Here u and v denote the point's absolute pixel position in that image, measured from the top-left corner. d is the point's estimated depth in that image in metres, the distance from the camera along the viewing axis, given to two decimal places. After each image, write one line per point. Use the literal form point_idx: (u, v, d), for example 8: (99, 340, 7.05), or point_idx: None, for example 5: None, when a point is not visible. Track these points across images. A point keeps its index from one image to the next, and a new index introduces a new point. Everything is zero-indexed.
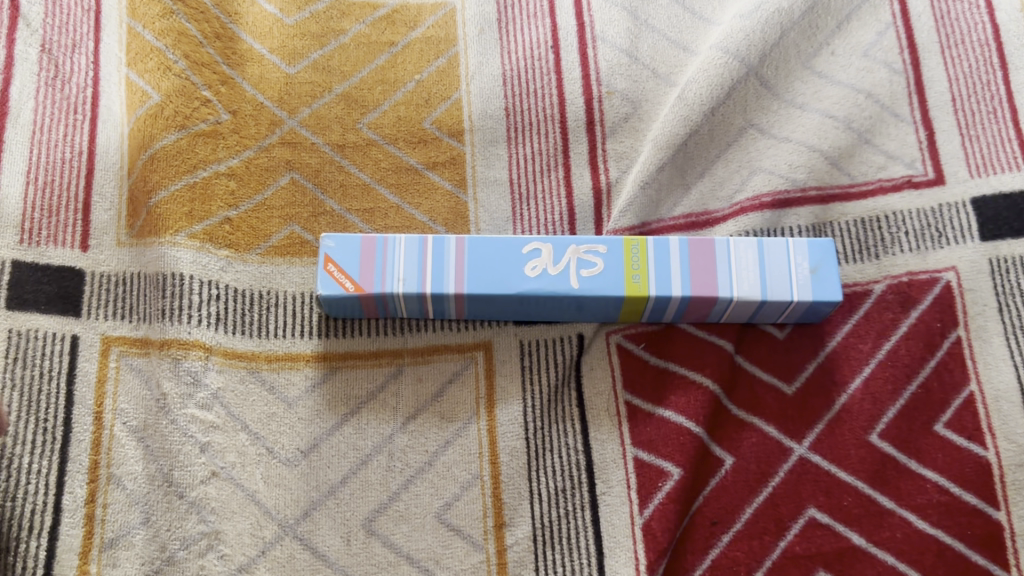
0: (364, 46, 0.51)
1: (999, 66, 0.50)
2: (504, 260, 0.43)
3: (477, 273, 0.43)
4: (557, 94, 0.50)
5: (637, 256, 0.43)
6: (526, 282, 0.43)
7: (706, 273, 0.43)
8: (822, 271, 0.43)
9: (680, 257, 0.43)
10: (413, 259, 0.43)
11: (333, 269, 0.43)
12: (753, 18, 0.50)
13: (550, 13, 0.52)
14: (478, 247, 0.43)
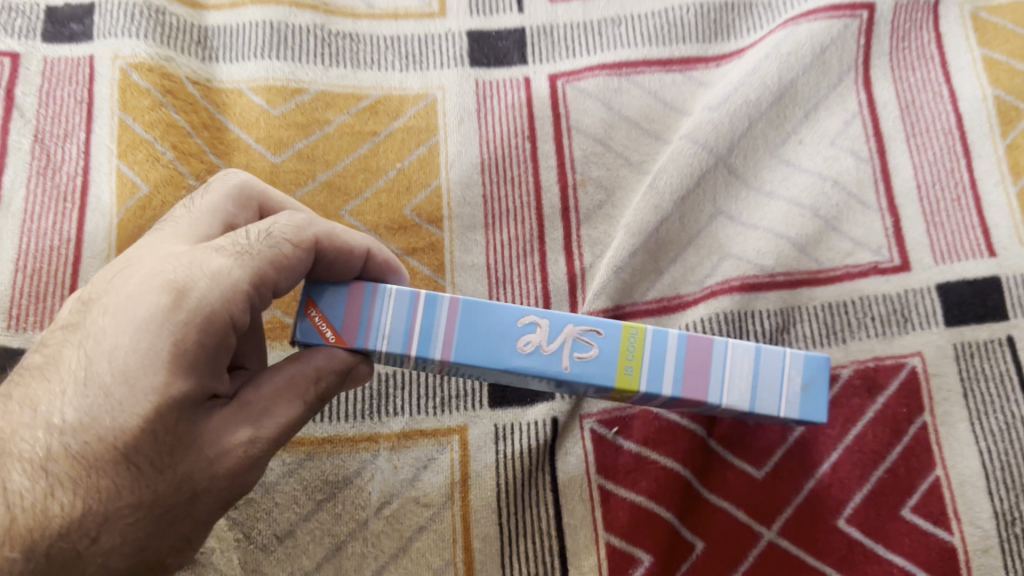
0: (348, 136, 0.53)
1: (963, 154, 0.52)
2: (498, 332, 0.36)
3: (459, 344, 0.36)
4: (533, 182, 0.52)
5: (633, 345, 0.36)
6: (515, 360, 0.35)
7: (694, 375, 0.35)
8: (814, 389, 0.36)
9: (671, 357, 0.36)
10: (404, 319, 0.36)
11: (314, 316, 0.37)
12: (720, 110, 0.52)
13: (527, 104, 0.55)
14: (466, 313, 0.36)
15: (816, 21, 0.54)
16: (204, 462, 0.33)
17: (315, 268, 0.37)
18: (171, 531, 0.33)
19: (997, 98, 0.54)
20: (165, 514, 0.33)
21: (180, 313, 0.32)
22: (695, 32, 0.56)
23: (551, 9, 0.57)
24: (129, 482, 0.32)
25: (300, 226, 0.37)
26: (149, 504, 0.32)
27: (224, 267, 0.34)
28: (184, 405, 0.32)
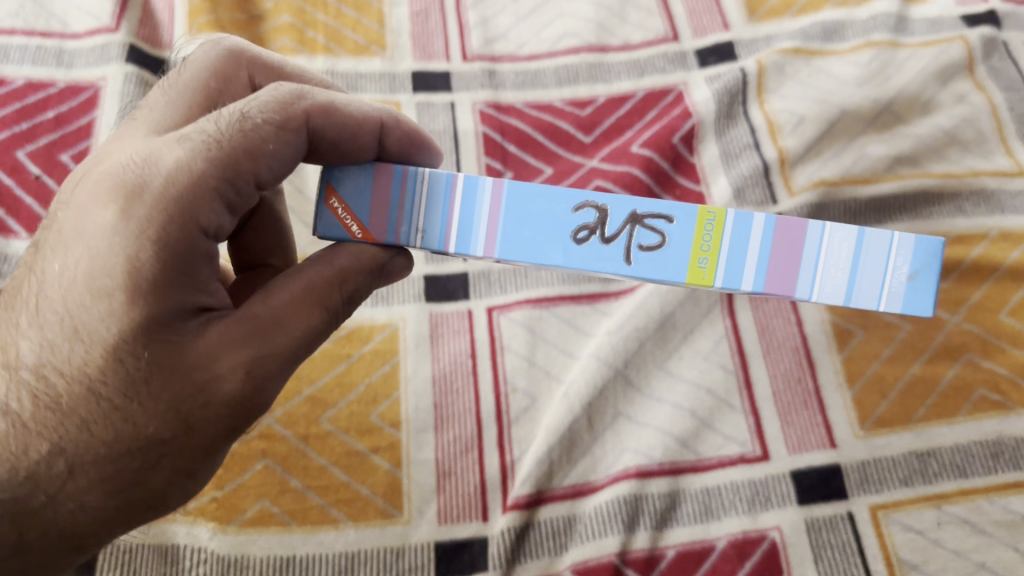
0: (327, 358, 0.67)
1: (808, 366, 0.68)
2: (553, 220, 0.45)
3: (531, 236, 0.45)
4: (474, 392, 0.66)
5: (710, 236, 0.44)
6: (571, 250, 0.44)
7: (790, 262, 0.43)
8: (921, 278, 0.42)
9: (759, 246, 0.44)
10: (433, 208, 0.46)
11: (336, 205, 0.47)
12: (618, 333, 0.68)
13: (469, 329, 0.70)
14: (529, 201, 0.45)
15: None
16: (198, 385, 0.42)
17: (322, 139, 0.47)
18: (166, 462, 0.43)
19: (833, 322, 0.69)
20: (152, 448, 0.43)
21: (139, 229, 0.42)
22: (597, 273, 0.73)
23: None
24: (104, 413, 0.43)
25: (283, 103, 0.46)
26: (128, 439, 0.43)
27: (202, 150, 0.43)
28: (154, 329, 0.42)
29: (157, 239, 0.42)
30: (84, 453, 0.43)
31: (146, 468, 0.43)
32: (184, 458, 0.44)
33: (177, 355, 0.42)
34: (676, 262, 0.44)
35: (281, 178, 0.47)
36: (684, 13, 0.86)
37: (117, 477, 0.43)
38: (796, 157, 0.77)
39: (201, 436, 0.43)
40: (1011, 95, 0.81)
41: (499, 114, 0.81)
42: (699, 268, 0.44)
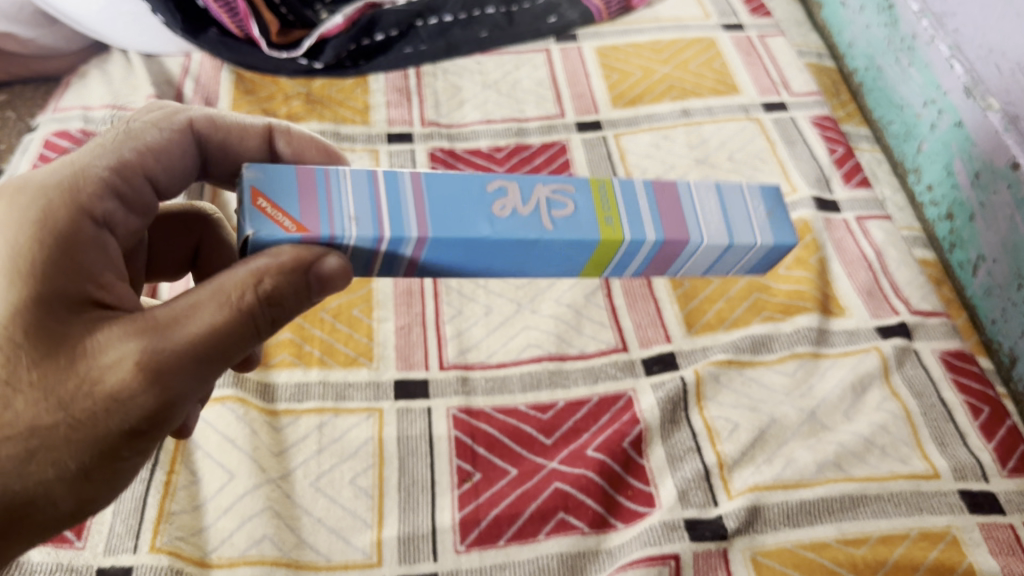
0: None
1: None
2: (477, 200, 0.59)
3: (462, 210, 0.58)
4: None
5: (606, 204, 0.62)
6: (501, 218, 0.59)
7: (676, 216, 0.63)
8: (775, 213, 0.66)
9: (648, 210, 0.63)
10: (359, 203, 0.57)
11: (264, 204, 0.56)
12: None
13: None
14: (451, 188, 0.60)
15: (636, 567, 0.78)
16: (81, 376, 0.52)
17: (210, 139, 0.68)
18: (48, 453, 0.52)
19: None
20: (33, 438, 0.52)
21: (25, 217, 0.55)
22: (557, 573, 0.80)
23: (457, 557, 0.81)
24: None
25: (169, 115, 0.66)
26: (12, 426, 0.52)
27: (93, 149, 0.61)
28: (38, 315, 0.53)
29: (47, 231, 0.55)
30: None
31: (27, 457, 0.52)
32: (61, 452, 0.53)
33: (61, 354, 0.52)
34: (587, 222, 0.61)
35: (170, 173, 0.65)
36: (631, 326, 0.99)
37: None
38: (733, 461, 0.87)
39: (75, 434, 0.53)
40: (924, 400, 0.91)
41: (470, 418, 0.91)
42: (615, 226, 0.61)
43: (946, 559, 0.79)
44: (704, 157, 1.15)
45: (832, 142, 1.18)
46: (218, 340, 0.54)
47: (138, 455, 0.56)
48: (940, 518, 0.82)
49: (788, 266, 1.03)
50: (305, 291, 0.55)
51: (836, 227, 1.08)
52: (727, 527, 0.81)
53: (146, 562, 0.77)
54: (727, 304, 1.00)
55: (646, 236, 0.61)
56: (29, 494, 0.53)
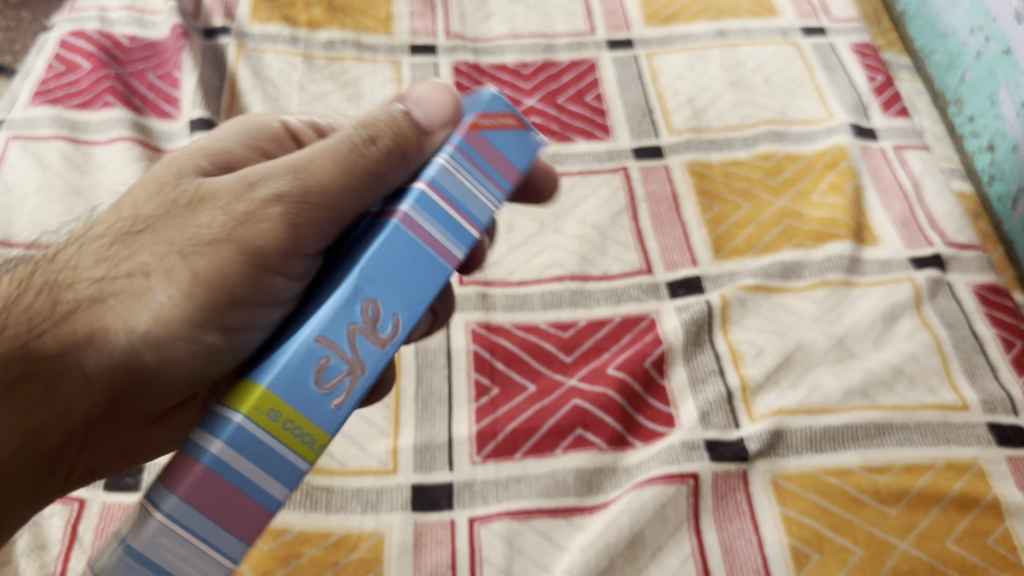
0: (316, 565, 0.73)
1: None
2: (394, 294, 0.44)
3: (372, 272, 0.44)
4: None
5: (308, 431, 0.41)
6: (352, 303, 0.43)
7: (242, 504, 0.40)
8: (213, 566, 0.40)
9: (281, 473, 0.41)
10: (467, 194, 0.49)
11: (502, 119, 0.55)
12: (589, 548, 0.74)
13: (450, 540, 0.76)
14: (421, 284, 0.45)
15: (654, 485, 0.77)
16: (191, 194, 0.55)
17: None
18: (151, 240, 0.54)
19: (792, 544, 0.75)
20: (144, 229, 0.55)
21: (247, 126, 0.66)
22: (573, 488, 0.79)
23: (472, 468, 0.80)
24: (141, 203, 0.57)
25: None
26: (143, 219, 0.56)
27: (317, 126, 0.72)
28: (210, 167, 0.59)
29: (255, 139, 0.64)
30: (106, 238, 0.56)
31: (136, 242, 0.54)
32: (160, 240, 0.53)
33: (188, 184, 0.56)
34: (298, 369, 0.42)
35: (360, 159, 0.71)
36: (657, 248, 0.97)
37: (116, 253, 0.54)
38: (757, 385, 0.85)
39: (155, 249, 0.53)
40: (955, 332, 0.89)
41: (489, 333, 0.90)
42: (269, 427, 0.41)
43: (971, 490, 0.77)
44: (739, 80, 1.11)
45: (872, 70, 1.14)
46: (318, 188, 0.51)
47: (250, 291, 0.54)
48: (966, 450, 0.80)
49: (822, 192, 1.00)
50: (409, 150, 0.52)
51: (872, 157, 1.05)
52: (748, 449, 0.80)
53: (159, 461, 0.77)
54: (758, 229, 0.97)
55: (271, 474, 0.41)
56: (127, 277, 0.53)
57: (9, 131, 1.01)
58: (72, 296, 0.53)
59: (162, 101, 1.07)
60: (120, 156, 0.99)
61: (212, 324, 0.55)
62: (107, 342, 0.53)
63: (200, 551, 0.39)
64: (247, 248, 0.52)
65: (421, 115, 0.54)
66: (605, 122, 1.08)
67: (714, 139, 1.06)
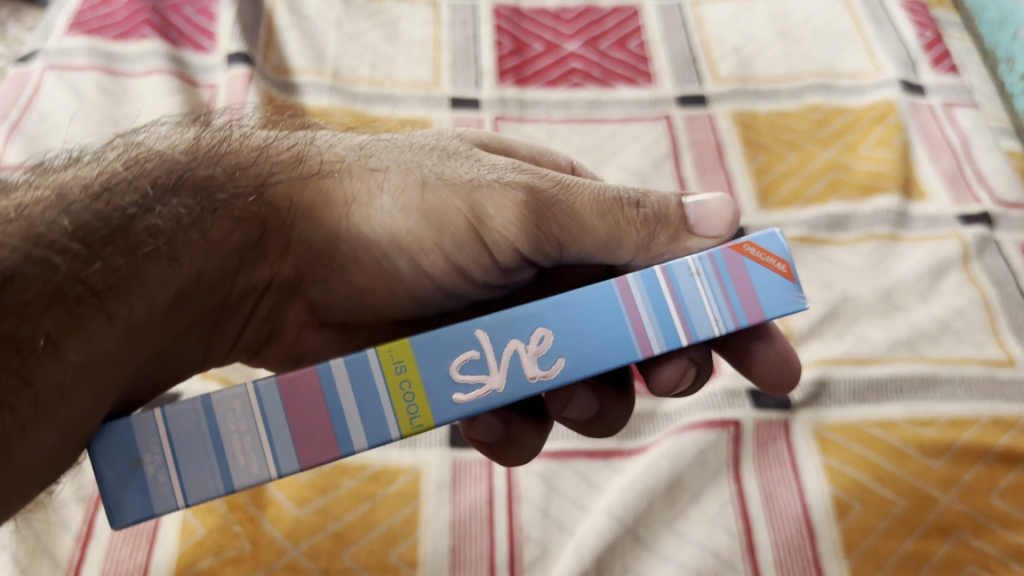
0: (353, 497, 0.73)
1: (810, 539, 0.71)
2: (573, 343, 0.46)
3: (562, 311, 0.46)
4: (489, 540, 0.71)
5: (411, 405, 0.44)
6: (535, 323, 0.46)
7: (297, 427, 0.43)
8: (196, 475, 0.42)
9: (338, 417, 0.44)
10: (693, 301, 0.48)
11: (778, 268, 0.48)
12: (628, 490, 0.73)
13: (487, 477, 0.75)
14: (603, 345, 0.46)
15: (694, 431, 0.77)
16: (454, 156, 0.60)
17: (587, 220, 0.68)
18: (388, 157, 0.59)
19: (833, 493, 0.74)
20: (379, 147, 0.60)
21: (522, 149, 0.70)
22: (612, 431, 0.78)
23: None
24: (402, 142, 0.62)
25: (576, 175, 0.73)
26: (392, 145, 0.61)
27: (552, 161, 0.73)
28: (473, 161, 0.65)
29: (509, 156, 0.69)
30: (344, 140, 0.61)
31: (371, 151, 0.60)
32: (399, 158, 0.59)
33: (459, 146, 0.62)
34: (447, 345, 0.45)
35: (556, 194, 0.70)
36: None
37: (351, 154, 0.59)
38: (801, 336, 0.84)
39: (408, 168, 0.58)
40: (1002, 289, 0.87)
41: None
42: (390, 375, 0.44)
43: (1016, 446, 0.76)
44: (786, 32, 1.09)
45: (922, 26, 1.11)
46: (576, 212, 0.54)
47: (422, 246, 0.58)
48: (1013, 406, 0.78)
49: (870, 146, 0.98)
50: (662, 236, 0.54)
51: (921, 112, 1.02)
52: (792, 398, 0.79)
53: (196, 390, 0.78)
54: (804, 181, 0.95)
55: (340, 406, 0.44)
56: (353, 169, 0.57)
57: (45, 60, 1.00)
58: (316, 164, 0.57)
59: (198, 35, 1.05)
60: (157, 88, 0.98)
61: (411, 255, 0.59)
62: (325, 225, 0.57)
63: (219, 433, 0.43)
64: (480, 217, 0.56)
65: (694, 209, 0.54)
66: (647, 69, 1.06)
67: (760, 89, 1.04)
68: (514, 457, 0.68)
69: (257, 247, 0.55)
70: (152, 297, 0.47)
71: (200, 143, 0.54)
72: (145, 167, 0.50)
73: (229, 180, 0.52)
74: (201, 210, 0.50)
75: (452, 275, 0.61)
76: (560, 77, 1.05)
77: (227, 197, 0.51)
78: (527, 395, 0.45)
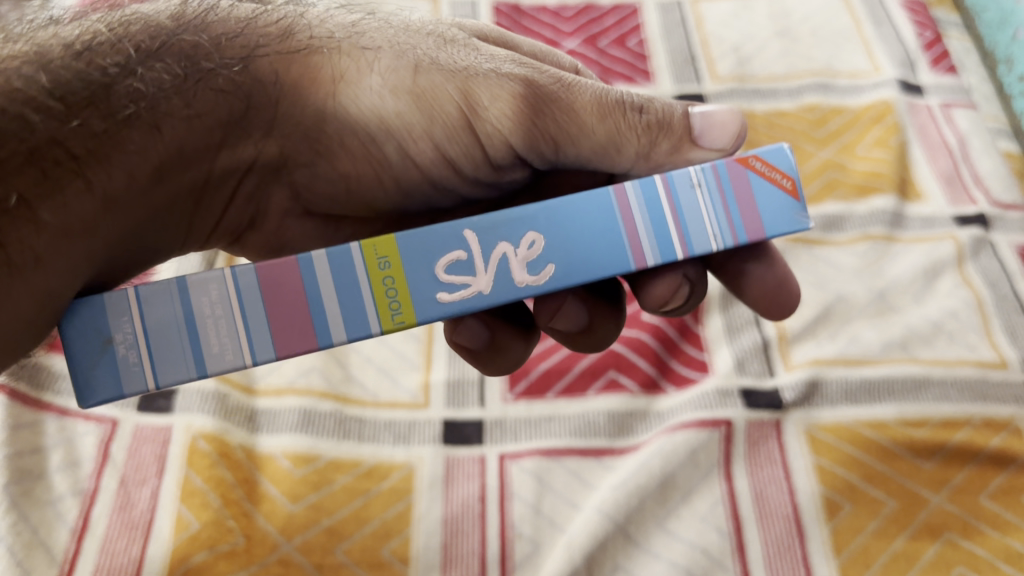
0: (347, 493, 0.73)
1: (799, 539, 0.72)
2: (564, 249, 0.48)
3: (553, 218, 0.48)
4: (481, 536, 0.72)
5: (395, 302, 0.46)
6: (525, 228, 0.48)
7: (273, 316, 0.45)
8: (175, 358, 0.44)
9: (319, 307, 0.46)
10: (691, 216, 0.50)
11: (782, 182, 0.50)
12: (620, 489, 0.74)
13: (480, 475, 0.75)
14: (597, 256, 0.48)
15: (686, 430, 0.77)
16: (453, 45, 0.60)
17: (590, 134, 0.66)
18: (382, 40, 0.59)
19: (823, 494, 0.74)
20: (374, 30, 0.60)
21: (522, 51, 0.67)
22: (604, 429, 0.78)
23: (504, 406, 0.80)
24: (400, 22, 0.61)
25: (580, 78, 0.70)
26: (388, 25, 0.61)
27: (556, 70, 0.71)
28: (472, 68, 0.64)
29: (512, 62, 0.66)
30: (342, 18, 0.60)
31: (365, 33, 0.59)
32: (393, 42, 0.59)
33: (457, 34, 0.62)
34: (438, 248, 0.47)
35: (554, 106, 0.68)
36: None
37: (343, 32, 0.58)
38: (794, 336, 0.84)
39: (402, 52, 0.58)
40: (996, 290, 0.87)
41: None
42: (372, 270, 0.46)
43: (1007, 447, 0.76)
44: (786, 30, 1.09)
45: (921, 26, 1.11)
46: (579, 117, 0.55)
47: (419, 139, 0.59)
48: (1004, 408, 0.79)
49: (868, 146, 0.98)
50: (664, 145, 0.55)
51: (918, 112, 1.02)
52: (784, 399, 0.79)
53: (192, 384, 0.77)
54: (801, 181, 0.95)
55: (318, 298, 0.46)
56: (344, 51, 0.57)
57: None
58: (305, 39, 0.57)
59: None
60: None
61: (401, 141, 0.59)
62: (314, 102, 0.57)
63: (195, 318, 0.45)
64: (472, 108, 0.56)
65: (700, 126, 0.55)
66: (646, 67, 1.06)
67: (758, 88, 1.04)
68: (499, 364, 0.70)
69: (239, 124, 0.55)
70: (132, 164, 0.49)
71: (187, 11, 0.55)
72: (130, 30, 0.52)
73: (215, 49, 0.53)
74: (186, 77, 0.52)
75: (444, 166, 0.60)
76: None
77: (212, 66, 0.53)
78: (514, 297, 0.47)
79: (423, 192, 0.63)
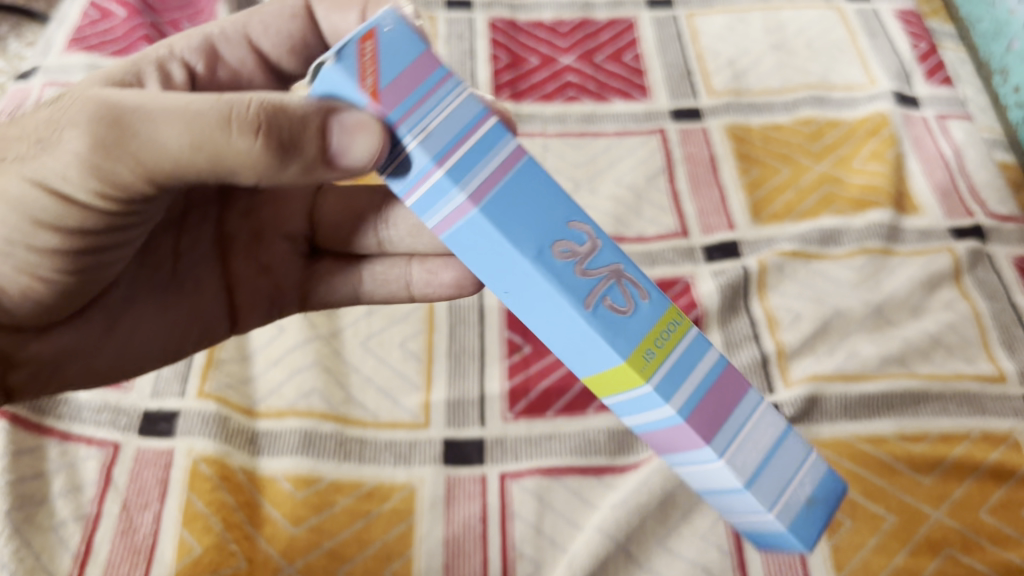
0: (348, 514, 0.73)
1: (801, 557, 0.72)
2: (534, 188, 0.45)
3: (525, 219, 0.44)
4: (482, 557, 0.72)
5: (659, 341, 0.45)
6: (548, 248, 0.44)
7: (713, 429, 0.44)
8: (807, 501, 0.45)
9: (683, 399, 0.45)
10: (446, 126, 0.45)
11: (364, 45, 0.45)
12: (620, 507, 0.74)
13: (481, 494, 0.76)
14: (528, 170, 0.45)
15: None
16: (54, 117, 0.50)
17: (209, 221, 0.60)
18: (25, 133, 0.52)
19: None
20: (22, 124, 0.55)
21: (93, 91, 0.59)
22: (604, 447, 0.79)
23: (504, 425, 0.80)
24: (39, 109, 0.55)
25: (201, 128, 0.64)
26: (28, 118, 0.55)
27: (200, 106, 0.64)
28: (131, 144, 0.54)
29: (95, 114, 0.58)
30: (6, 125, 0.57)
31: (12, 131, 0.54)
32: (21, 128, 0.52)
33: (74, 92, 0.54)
34: (623, 338, 0.43)
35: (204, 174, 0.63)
36: (694, 212, 0.95)
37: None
38: (793, 351, 0.84)
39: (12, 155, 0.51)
40: (994, 303, 0.88)
41: None
42: (651, 366, 0.44)
43: (1007, 461, 0.76)
44: (781, 44, 1.10)
45: (916, 38, 1.11)
46: (160, 148, 0.46)
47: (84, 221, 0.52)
48: (1003, 421, 0.79)
49: (864, 159, 0.99)
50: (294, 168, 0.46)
51: (914, 124, 1.03)
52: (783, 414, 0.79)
53: (194, 408, 0.77)
54: (797, 195, 0.96)
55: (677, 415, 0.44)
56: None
57: (44, 76, 1.00)
58: None
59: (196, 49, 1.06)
60: None
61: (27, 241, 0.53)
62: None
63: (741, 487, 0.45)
64: (53, 183, 0.49)
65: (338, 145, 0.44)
66: (642, 82, 1.07)
67: (754, 102, 1.04)
68: None
69: None
70: None
71: None
72: None
73: None
74: None
75: (82, 241, 0.53)
76: (555, 90, 1.05)
77: None
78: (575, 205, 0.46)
79: (92, 262, 0.56)
